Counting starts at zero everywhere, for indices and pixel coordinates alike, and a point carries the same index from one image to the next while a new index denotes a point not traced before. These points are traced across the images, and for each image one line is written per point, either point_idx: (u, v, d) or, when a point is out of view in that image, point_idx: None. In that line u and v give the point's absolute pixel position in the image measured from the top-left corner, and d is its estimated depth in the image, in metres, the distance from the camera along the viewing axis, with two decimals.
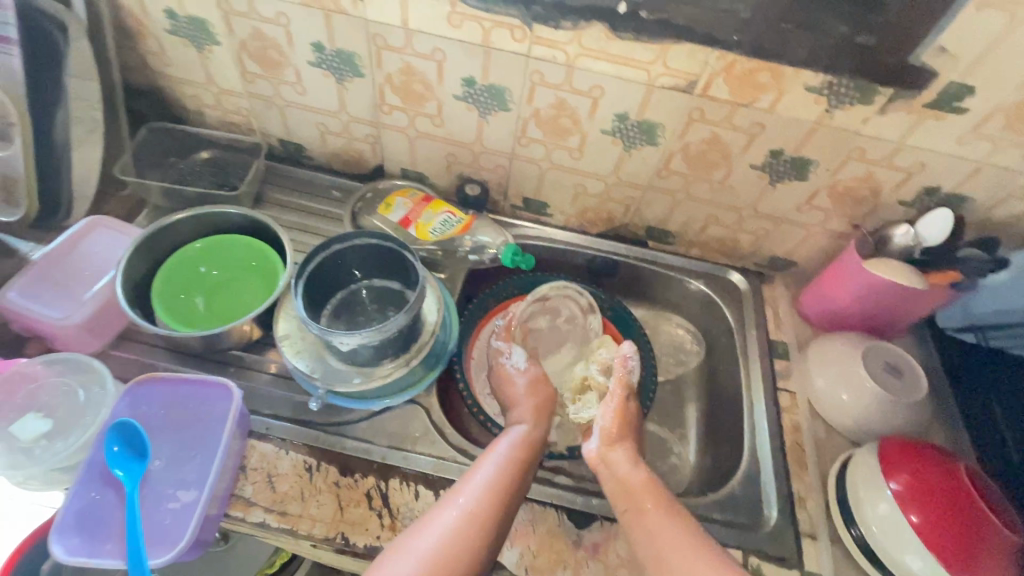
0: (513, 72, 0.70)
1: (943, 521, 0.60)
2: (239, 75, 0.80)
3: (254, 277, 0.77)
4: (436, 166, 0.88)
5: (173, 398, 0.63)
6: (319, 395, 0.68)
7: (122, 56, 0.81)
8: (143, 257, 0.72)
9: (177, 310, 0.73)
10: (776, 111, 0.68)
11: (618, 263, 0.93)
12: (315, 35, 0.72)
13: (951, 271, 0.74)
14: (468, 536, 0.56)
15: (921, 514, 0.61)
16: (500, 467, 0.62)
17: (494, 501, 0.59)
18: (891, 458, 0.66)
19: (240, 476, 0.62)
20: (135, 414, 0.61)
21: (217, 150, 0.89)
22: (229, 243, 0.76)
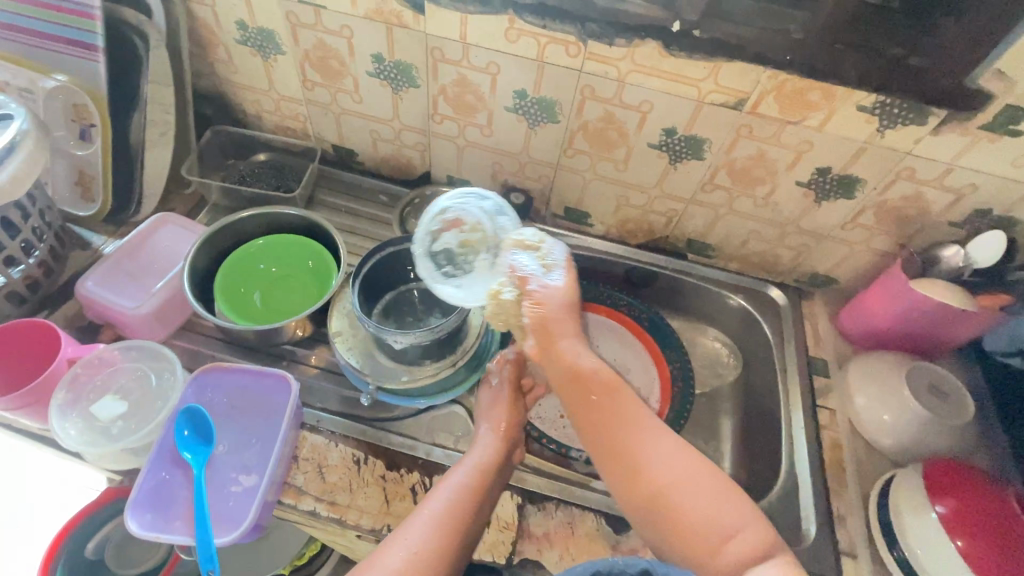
0: (563, 85, 0.73)
1: (990, 547, 0.59)
2: (300, 84, 0.84)
3: (308, 276, 0.80)
4: (481, 174, 0.90)
5: (236, 387, 0.66)
6: (370, 391, 0.71)
7: (194, 65, 0.86)
8: (205, 253, 0.76)
9: (236, 303, 0.76)
10: (825, 130, 0.68)
11: (655, 275, 0.93)
12: (375, 47, 0.75)
13: (1001, 293, 0.72)
14: (444, 537, 0.56)
15: (968, 539, 0.60)
16: (473, 469, 0.63)
17: (468, 503, 0.59)
18: (936, 481, 0.65)
19: (294, 465, 0.65)
20: (201, 401, 0.65)
21: (274, 154, 0.94)
22: (287, 243, 0.80)
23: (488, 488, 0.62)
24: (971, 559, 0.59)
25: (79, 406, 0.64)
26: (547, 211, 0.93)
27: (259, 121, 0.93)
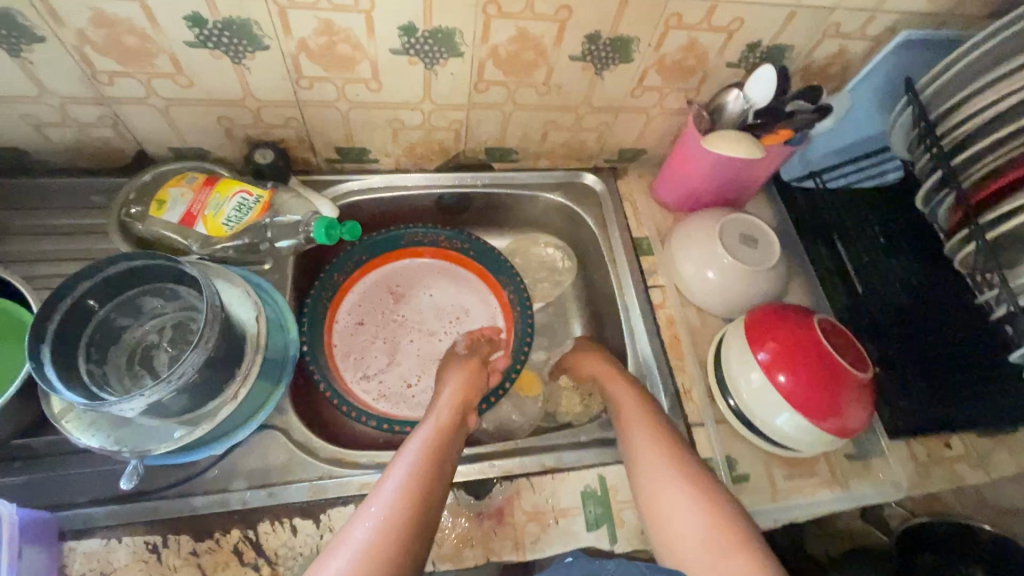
0: (461, 6, 0.57)
1: (809, 379, 0.61)
2: (86, 80, 0.59)
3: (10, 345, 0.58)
4: (380, 136, 0.74)
5: None
6: (133, 467, 0.54)
7: None
8: None
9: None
10: (755, 3, 0.60)
11: (543, 202, 0.84)
12: (188, 6, 0.53)
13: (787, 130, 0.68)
14: (399, 533, 0.47)
15: (790, 376, 0.62)
16: (416, 459, 0.54)
17: (419, 488, 0.51)
18: (759, 326, 0.66)
19: None
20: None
21: (68, 179, 0.71)
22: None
23: (439, 465, 0.54)
24: (791, 393, 0.62)
25: None
26: (458, 150, 0.78)
27: (46, 142, 0.67)
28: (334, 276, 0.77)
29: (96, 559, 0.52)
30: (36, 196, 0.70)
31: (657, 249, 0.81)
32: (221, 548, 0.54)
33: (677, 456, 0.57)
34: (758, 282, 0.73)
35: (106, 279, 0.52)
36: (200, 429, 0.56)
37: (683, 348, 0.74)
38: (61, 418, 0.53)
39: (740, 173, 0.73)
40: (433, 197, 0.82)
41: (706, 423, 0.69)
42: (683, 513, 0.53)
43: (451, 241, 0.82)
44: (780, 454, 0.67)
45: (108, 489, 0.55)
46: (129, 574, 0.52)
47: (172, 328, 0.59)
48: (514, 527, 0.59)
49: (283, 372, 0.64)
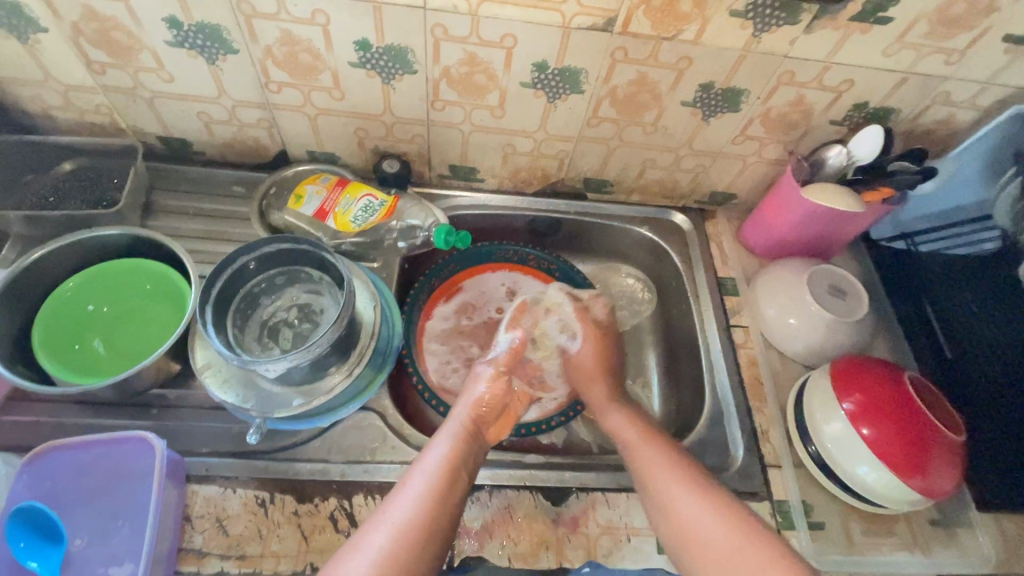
0: (592, 51, 0.63)
1: (894, 433, 0.61)
2: (259, 86, 0.69)
3: (156, 303, 0.66)
4: (491, 158, 0.80)
5: (84, 465, 0.52)
6: (257, 425, 0.60)
7: (87, 79, 0.68)
8: (99, 292, 0.65)
9: (73, 358, 0.61)
10: (868, 67, 0.64)
11: (631, 233, 0.89)
12: (360, 33, 0.62)
13: (883, 188, 0.70)
14: (410, 541, 0.51)
15: (873, 428, 0.62)
16: (436, 470, 0.57)
17: (433, 501, 0.54)
18: (844, 377, 0.67)
19: (188, 527, 0.57)
20: (38, 493, 0.51)
21: (219, 170, 0.82)
22: (130, 270, 0.65)
23: (458, 475, 0.58)
24: (875, 446, 0.62)
25: None
26: (559, 178, 0.84)
27: (208, 136, 0.77)
28: (431, 280, 0.83)
29: (214, 504, 0.58)
30: (192, 180, 0.81)
31: (741, 290, 0.83)
32: (320, 513, 0.59)
33: (698, 480, 0.59)
34: (843, 333, 0.74)
35: (262, 254, 0.61)
36: (315, 400, 0.62)
37: (763, 391, 0.75)
38: (204, 371, 0.61)
39: (834, 226, 0.75)
40: (528, 219, 0.88)
41: (781, 466, 0.69)
42: (720, 534, 0.53)
43: (538, 259, 0.86)
44: (857, 507, 0.67)
45: (227, 444, 0.62)
46: (240, 523, 0.57)
47: (297, 305, 0.65)
48: (587, 537, 0.61)
49: (385, 361, 0.69)
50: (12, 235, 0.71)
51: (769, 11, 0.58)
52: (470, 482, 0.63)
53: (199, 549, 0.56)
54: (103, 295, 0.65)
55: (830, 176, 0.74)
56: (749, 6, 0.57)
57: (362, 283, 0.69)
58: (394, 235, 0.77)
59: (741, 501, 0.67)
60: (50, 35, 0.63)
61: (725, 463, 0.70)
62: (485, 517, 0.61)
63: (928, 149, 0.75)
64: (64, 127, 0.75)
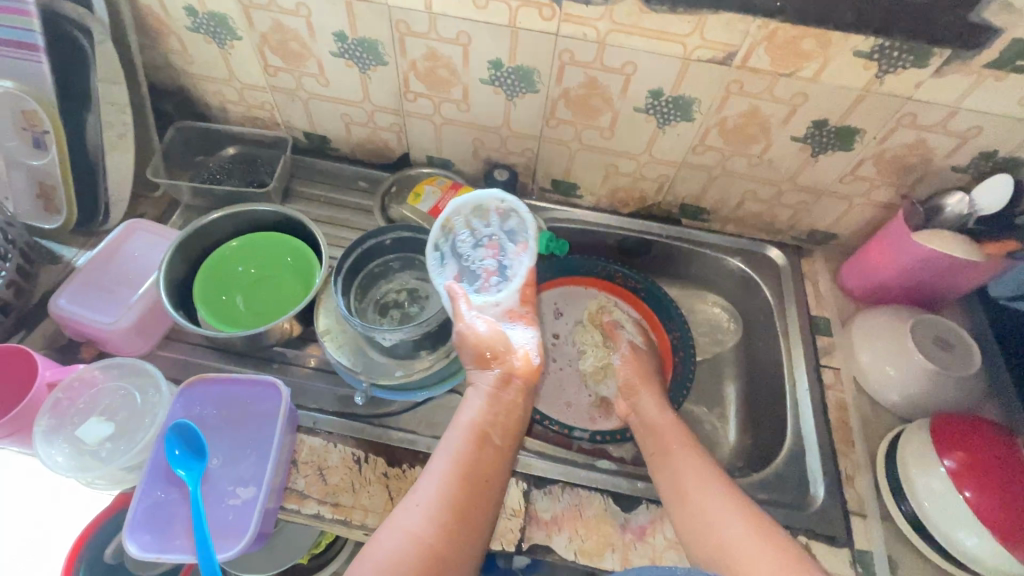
0: (707, 82, 0.66)
1: (1000, 499, 0.57)
2: (398, 94, 0.78)
3: (291, 275, 0.75)
4: (593, 176, 0.85)
5: (227, 398, 0.61)
6: (364, 389, 0.68)
7: (262, 80, 0.81)
8: (250, 257, 0.75)
9: (220, 309, 0.72)
10: (1001, 115, 0.62)
11: (720, 262, 0.89)
12: (495, 54, 0.69)
13: (1008, 241, 0.67)
14: (438, 523, 0.55)
15: (976, 490, 0.59)
16: (454, 458, 0.59)
17: (455, 487, 0.57)
18: (946, 434, 0.63)
19: (293, 470, 0.64)
20: (190, 416, 0.59)
21: (349, 166, 0.92)
22: (274, 243, 0.75)
23: (472, 472, 0.58)
24: (980, 510, 0.58)
25: (65, 431, 0.59)
26: (656, 201, 0.87)
27: (346, 135, 0.88)
28: None
29: (317, 453, 0.65)
30: (325, 172, 0.92)
31: (835, 331, 0.80)
32: (407, 478, 0.64)
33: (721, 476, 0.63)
34: (947, 388, 0.70)
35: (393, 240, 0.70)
36: (415, 373, 0.69)
37: (851, 436, 0.72)
38: (324, 336, 0.70)
39: (944, 275, 0.73)
40: (619, 238, 0.91)
41: (866, 516, 0.66)
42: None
43: (626, 278, 0.90)
44: (952, 574, 0.62)
45: (334, 404, 0.69)
46: (337, 474, 0.64)
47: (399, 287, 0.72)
48: (653, 548, 0.62)
49: None
50: (182, 204, 0.85)
51: (896, 53, 0.59)
52: (544, 475, 0.66)
53: (301, 490, 0.62)
54: (253, 259, 0.75)
55: (949, 223, 0.70)
56: (876, 48, 0.59)
57: None
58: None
59: (818, 543, 0.64)
60: (242, 42, 0.75)
61: (802, 503, 0.68)
62: (555, 510, 0.63)
63: None
64: (231, 119, 0.89)
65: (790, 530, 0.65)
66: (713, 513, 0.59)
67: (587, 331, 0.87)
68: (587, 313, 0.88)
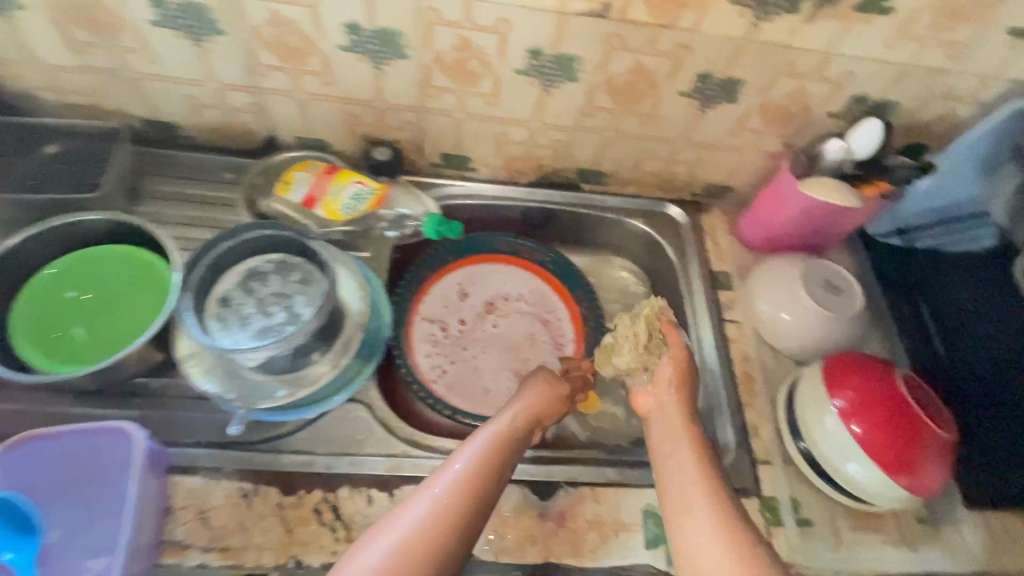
0: (588, 38, 0.61)
1: (882, 431, 0.61)
2: (247, 68, 0.67)
3: (139, 292, 0.64)
4: (484, 147, 0.79)
5: (60, 457, 0.53)
6: (240, 416, 0.60)
7: (66, 58, 0.66)
8: (83, 279, 0.64)
9: (55, 345, 0.60)
10: (870, 59, 0.62)
11: (625, 224, 0.87)
12: (350, 15, 0.60)
13: (881, 183, 0.70)
14: (439, 532, 0.47)
15: (861, 426, 0.62)
16: (477, 459, 0.53)
17: (469, 489, 0.51)
18: (836, 375, 0.66)
19: (168, 517, 0.56)
20: (16, 486, 0.51)
21: (205, 155, 0.80)
22: (113, 260, 0.64)
23: (485, 480, 0.52)
24: (866, 444, 0.61)
25: None
26: (553, 168, 0.83)
27: (195, 119, 0.75)
28: (423, 269, 0.82)
29: (195, 496, 0.57)
30: (176, 163, 0.79)
31: (736, 285, 0.82)
32: (305, 504, 0.58)
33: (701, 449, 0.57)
34: (835, 330, 0.73)
35: (241, 242, 0.60)
36: (301, 389, 0.61)
37: (754, 386, 0.74)
38: (185, 361, 0.60)
39: (829, 220, 0.75)
40: (522, 210, 0.86)
41: (772, 462, 0.69)
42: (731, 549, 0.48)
43: (531, 251, 0.86)
44: (845, 504, 0.66)
45: (212, 435, 0.61)
46: (223, 515, 0.56)
47: (241, 275, 0.60)
48: (574, 531, 0.61)
49: (374, 351, 0.68)
50: None
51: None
52: None
53: (180, 541, 0.55)
54: (87, 282, 0.64)
55: (826, 170, 0.71)
56: None
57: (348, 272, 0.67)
58: (383, 224, 0.75)
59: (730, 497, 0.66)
60: (29, 12, 0.60)
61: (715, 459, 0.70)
62: None
63: (926, 145, 0.74)
64: (42, 108, 0.73)
65: None
66: (674, 493, 0.53)
67: (634, 325, 0.72)
68: (647, 310, 0.72)
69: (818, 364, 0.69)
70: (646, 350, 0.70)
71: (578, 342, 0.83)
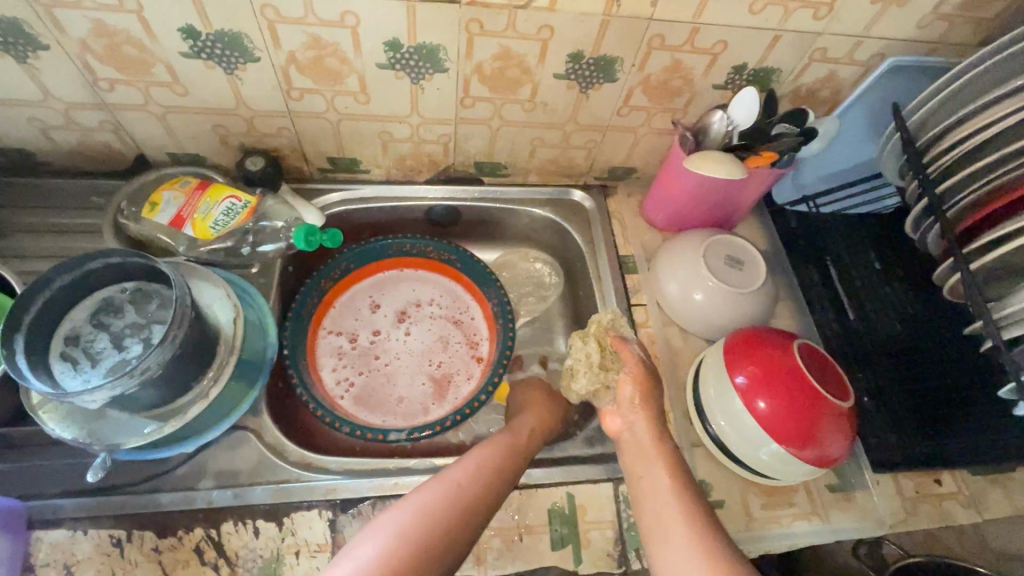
0: (445, 26, 0.58)
1: (786, 407, 0.60)
2: (88, 84, 0.62)
3: None
4: (370, 147, 0.75)
5: None
6: (103, 463, 0.55)
7: None
8: None
9: None
10: (738, 26, 0.60)
11: (531, 214, 0.85)
12: (182, 19, 0.56)
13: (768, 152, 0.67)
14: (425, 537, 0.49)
15: (764, 403, 0.61)
16: (465, 474, 0.55)
17: (458, 504, 0.52)
18: (737, 352, 0.65)
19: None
20: None
21: (70, 180, 0.74)
22: None
23: (475, 494, 0.54)
24: (768, 421, 0.60)
25: None
26: (448, 163, 0.80)
27: (49, 143, 0.70)
28: (322, 280, 0.78)
29: (60, 550, 0.53)
30: (38, 192, 0.73)
31: (643, 268, 0.80)
32: (184, 546, 0.55)
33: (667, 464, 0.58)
34: (741, 305, 0.72)
35: (85, 273, 0.54)
36: (172, 424, 0.57)
37: (664, 370, 0.73)
38: (38, 408, 0.55)
39: (727, 193, 0.73)
40: (424, 209, 0.83)
41: (682, 446, 0.68)
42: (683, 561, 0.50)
43: (438, 251, 0.82)
44: (756, 481, 0.66)
45: (79, 482, 0.56)
46: (91, 567, 0.53)
47: (92, 308, 0.56)
48: (477, 541, 0.59)
49: (258, 373, 0.64)
50: None
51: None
52: (353, 495, 0.59)
53: None
54: None
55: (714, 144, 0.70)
56: None
57: (220, 293, 0.63)
58: (251, 237, 0.72)
59: None
60: None
61: None
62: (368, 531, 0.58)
63: (814, 109, 0.73)
64: None
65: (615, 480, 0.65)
66: (650, 512, 0.55)
67: (584, 345, 0.68)
68: (595, 327, 0.70)
69: (722, 341, 0.67)
70: (602, 368, 0.67)
71: (491, 340, 0.80)
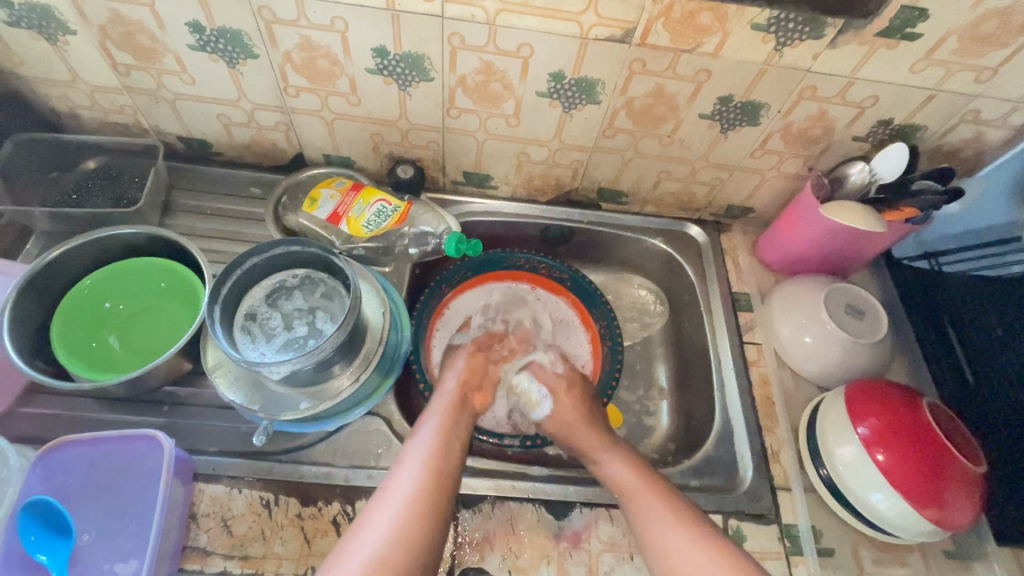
0: (609, 63, 0.62)
1: (909, 459, 0.59)
2: (278, 90, 0.70)
3: (168, 301, 0.68)
4: (504, 166, 0.80)
5: (94, 461, 0.56)
6: (264, 427, 0.61)
7: (111, 81, 0.69)
8: (117, 292, 0.67)
9: (90, 354, 0.63)
10: (893, 83, 0.62)
11: (643, 242, 0.87)
12: (378, 40, 0.62)
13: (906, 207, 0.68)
14: (419, 518, 0.54)
15: (887, 453, 0.60)
16: (426, 454, 0.59)
17: (432, 478, 0.57)
18: (858, 401, 0.65)
19: (192, 525, 0.57)
20: (52, 486, 0.55)
21: (235, 169, 0.83)
22: (143, 269, 0.68)
23: (443, 469, 0.58)
24: (891, 472, 0.60)
25: None
26: (573, 187, 0.83)
27: (228, 137, 0.78)
28: (442, 286, 0.82)
29: (218, 504, 0.59)
30: (207, 177, 0.82)
31: (756, 307, 0.81)
32: (323, 517, 0.59)
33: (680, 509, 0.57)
34: (860, 355, 0.72)
35: (271, 255, 0.61)
36: (323, 404, 0.63)
37: (775, 410, 0.73)
38: (213, 371, 0.63)
39: (853, 244, 0.74)
40: (541, 227, 0.87)
41: (792, 489, 0.68)
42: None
43: (550, 269, 0.86)
44: (869, 534, 0.65)
45: (236, 444, 0.62)
46: (244, 523, 0.58)
47: (267, 291, 0.62)
48: (589, 553, 0.61)
49: (393, 366, 0.69)
50: (37, 229, 0.73)
51: (792, 25, 0.57)
52: (472, 492, 0.63)
53: (203, 548, 0.56)
54: (120, 294, 0.67)
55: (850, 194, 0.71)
56: (771, 20, 0.56)
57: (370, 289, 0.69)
58: (406, 241, 0.78)
59: (748, 523, 0.65)
60: (78, 37, 0.64)
61: (733, 484, 0.69)
62: (487, 529, 0.61)
63: (954, 168, 0.73)
64: (88, 126, 0.77)
65: (722, 514, 0.66)
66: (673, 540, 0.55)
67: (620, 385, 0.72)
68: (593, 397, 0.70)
69: (844, 390, 0.67)
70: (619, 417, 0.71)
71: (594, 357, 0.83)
